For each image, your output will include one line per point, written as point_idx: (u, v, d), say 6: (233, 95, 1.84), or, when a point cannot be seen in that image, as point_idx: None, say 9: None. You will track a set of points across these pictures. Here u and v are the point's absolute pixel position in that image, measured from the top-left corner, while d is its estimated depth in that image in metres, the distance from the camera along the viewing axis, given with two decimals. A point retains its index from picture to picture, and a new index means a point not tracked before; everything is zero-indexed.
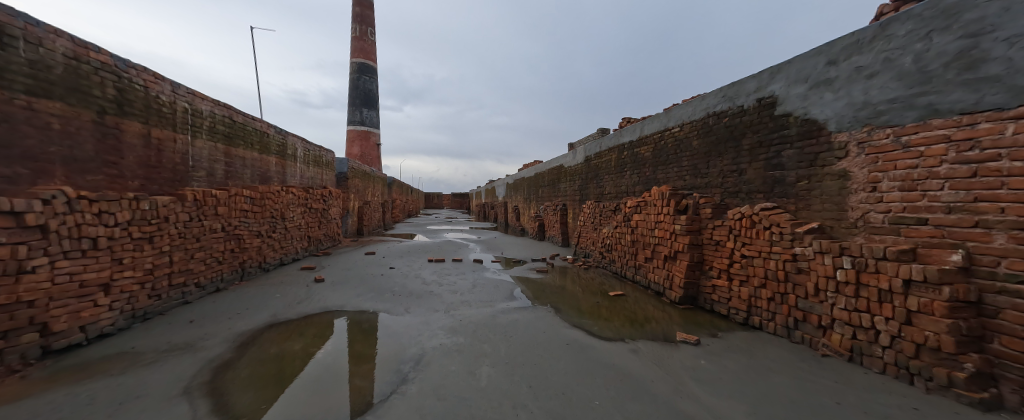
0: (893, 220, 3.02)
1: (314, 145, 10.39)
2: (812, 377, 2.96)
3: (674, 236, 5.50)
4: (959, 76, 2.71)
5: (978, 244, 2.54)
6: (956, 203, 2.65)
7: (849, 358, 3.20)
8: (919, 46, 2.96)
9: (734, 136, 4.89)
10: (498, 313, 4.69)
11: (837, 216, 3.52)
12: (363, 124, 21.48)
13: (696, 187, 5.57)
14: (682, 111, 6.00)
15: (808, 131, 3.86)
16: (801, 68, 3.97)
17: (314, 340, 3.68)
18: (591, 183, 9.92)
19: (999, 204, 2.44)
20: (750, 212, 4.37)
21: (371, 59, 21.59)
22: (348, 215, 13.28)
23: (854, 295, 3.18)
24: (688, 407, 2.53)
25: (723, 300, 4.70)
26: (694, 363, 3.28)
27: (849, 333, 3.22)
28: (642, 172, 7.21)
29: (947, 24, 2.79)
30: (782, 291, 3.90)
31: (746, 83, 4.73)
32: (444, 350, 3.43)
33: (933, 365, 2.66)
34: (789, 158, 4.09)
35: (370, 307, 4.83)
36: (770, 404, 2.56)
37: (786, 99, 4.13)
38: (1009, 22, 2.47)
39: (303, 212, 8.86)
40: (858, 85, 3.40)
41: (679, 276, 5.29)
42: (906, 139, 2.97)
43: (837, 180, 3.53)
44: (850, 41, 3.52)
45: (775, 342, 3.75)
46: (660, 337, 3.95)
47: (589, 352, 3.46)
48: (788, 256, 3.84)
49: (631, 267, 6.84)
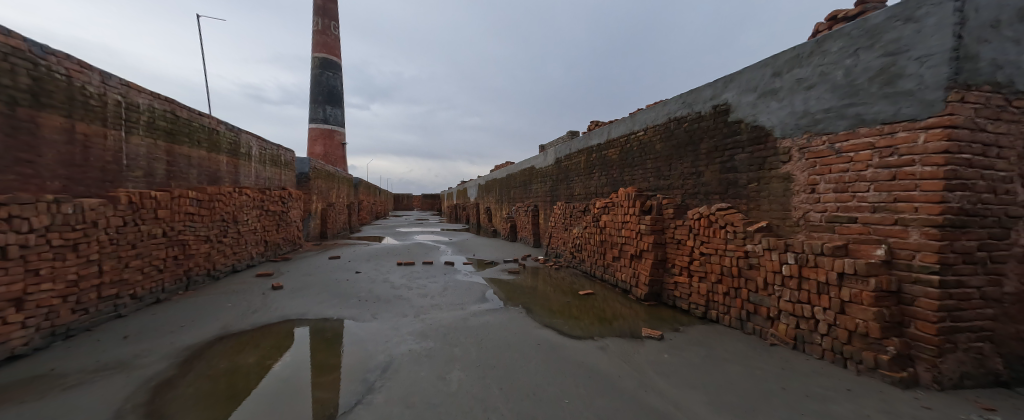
0: (829, 219, 3.32)
1: (272, 144, 9.78)
2: (762, 365, 3.19)
3: (639, 235, 5.72)
4: (881, 90, 3.02)
5: (897, 239, 2.83)
6: (880, 203, 2.95)
7: (793, 346, 3.48)
8: (848, 62, 3.28)
9: (692, 140, 5.18)
10: (469, 316, 4.64)
11: (782, 216, 3.81)
12: (327, 122, 20.56)
13: (660, 188, 5.83)
14: (646, 116, 6.27)
15: (757, 137, 4.16)
16: (750, 78, 4.28)
17: (271, 351, 3.45)
18: (562, 184, 10.10)
19: (914, 204, 2.74)
20: (707, 211, 4.64)
21: (335, 55, 20.71)
22: (310, 218, 12.69)
23: (798, 288, 3.46)
24: (652, 400, 2.63)
25: (684, 296, 4.96)
26: (658, 357, 3.42)
27: (794, 322, 3.50)
28: (609, 174, 7.44)
29: (870, 43, 3.12)
30: (736, 285, 4.17)
31: (703, 90, 5.02)
32: (412, 356, 3.33)
33: (863, 349, 2.94)
34: (741, 161, 4.38)
35: (334, 314, 4.61)
36: (726, 392, 2.72)
37: (738, 107, 4.43)
38: (919, 43, 2.80)
39: (258, 214, 8.31)
40: (799, 95, 3.71)
41: (644, 274, 5.51)
42: (839, 145, 3.27)
43: (782, 182, 3.83)
44: (792, 55, 3.84)
45: (730, 334, 4.01)
46: (627, 333, 4.09)
47: (560, 351, 3.50)
48: (741, 253, 4.11)
49: (600, 266, 7.04)
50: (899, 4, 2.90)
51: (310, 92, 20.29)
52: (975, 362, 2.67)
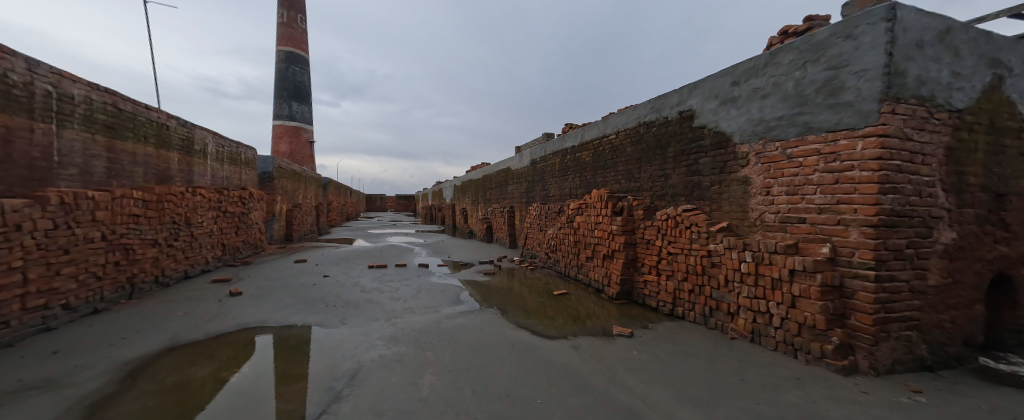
0: (781, 220, 3.56)
1: (230, 141, 9.20)
2: (723, 358, 3.36)
3: (611, 236, 5.87)
4: (825, 100, 3.28)
5: (839, 238, 3.08)
6: (825, 205, 3.19)
7: (751, 339, 3.70)
8: (798, 74, 3.54)
9: (660, 144, 5.39)
10: (442, 319, 4.58)
11: (741, 216, 4.04)
12: (293, 119, 19.61)
13: (630, 190, 6.01)
14: (617, 120, 6.46)
15: (719, 142, 4.39)
16: (712, 86, 4.51)
17: (227, 362, 3.24)
18: (537, 185, 10.19)
19: (853, 206, 2.99)
20: (674, 213, 4.83)
21: (302, 49, 19.82)
22: (274, 220, 12.05)
23: (755, 284, 3.67)
24: (621, 396, 2.70)
25: (653, 294, 5.14)
26: (627, 354, 3.52)
27: (751, 317, 3.72)
28: (583, 176, 7.59)
29: (817, 57, 3.37)
30: (700, 283, 4.37)
31: (669, 97, 5.24)
32: (382, 362, 3.24)
33: (811, 340, 3.17)
34: (704, 165, 4.60)
35: (298, 321, 4.40)
36: (690, 386, 2.84)
37: (702, 113, 4.66)
38: (857, 59, 3.07)
39: (215, 216, 7.79)
40: (755, 104, 3.95)
41: (615, 273, 5.67)
42: (791, 151, 3.52)
43: (740, 185, 4.06)
44: (750, 65, 4.09)
45: (695, 329, 4.20)
46: (599, 332, 4.18)
47: (534, 352, 3.53)
48: (704, 252, 4.32)
49: (574, 266, 7.16)
50: (840, 22, 3.16)
51: (274, 87, 19.29)
52: (905, 348, 2.94)
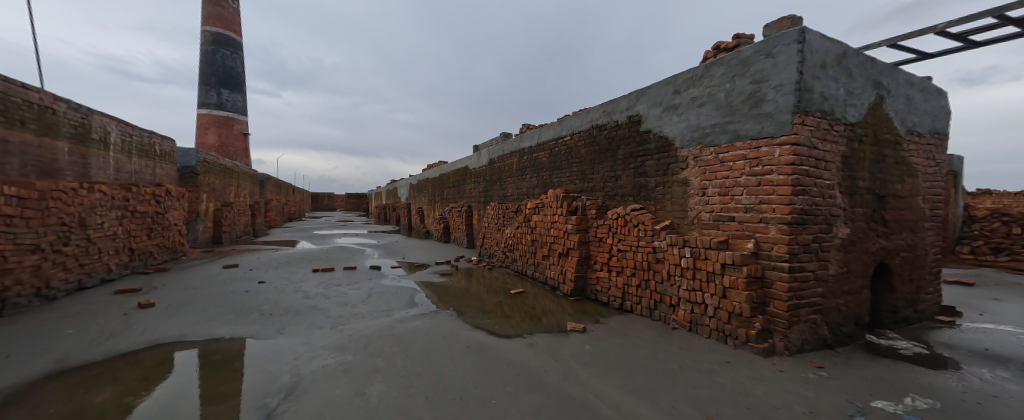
0: (715, 218, 3.91)
1: (140, 131, 8.07)
2: (666, 347, 3.61)
3: (566, 234, 6.05)
4: (750, 111, 3.65)
5: (761, 234, 3.45)
6: (751, 205, 3.56)
7: (689, 328, 4.02)
8: (729, 86, 3.90)
9: (611, 147, 5.66)
10: (395, 323, 4.41)
11: (681, 215, 4.37)
12: (222, 108, 17.71)
13: (584, 190, 6.24)
14: (572, 121, 6.67)
15: (663, 146, 4.70)
16: (657, 94, 4.83)
17: (136, 385, 2.85)
18: (495, 185, 10.19)
19: (772, 205, 3.36)
20: (623, 212, 5.10)
21: (233, 31, 17.95)
22: (198, 220, 10.81)
23: (692, 278, 3.99)
24: (570, 389, 2.80)
25: (604, 289, 5.38)
26: (578, 349, 3.65)
27: (689, 308, 4.04)
28: (540, 176, 7.74)
29: (744, 71, 3.75)
30: (646, 277, 4.66)
31: (619, 102, 5.52)
32: (325, 373, 3.03)
33: (738, 326, 3.51)
34: (650, 167, 4.91)
35: (228, 333, 3.99)
36: (635, 375, 3.01)
37: (648, 118, 4.96)
38: (775, 75, 3.45)
39: (119, 216, 6.80)
40: (693, 111, 4.29)
41: (570, 271, 5.85)
42: (722, 156, 3.87)
43: (681, 186, 4.39)
44: (688, 76, 4.43)
45: (642, 322, 4.47)
46: (553, 329, 4.28)
47: (490, 351, 3.54)
48: (650, 249, 4.61)
49: (531, 265, 7.27)
50: (762, 41, 3.54)
51: (199, 72, 17.27)
52: (811, 330, 3.38)
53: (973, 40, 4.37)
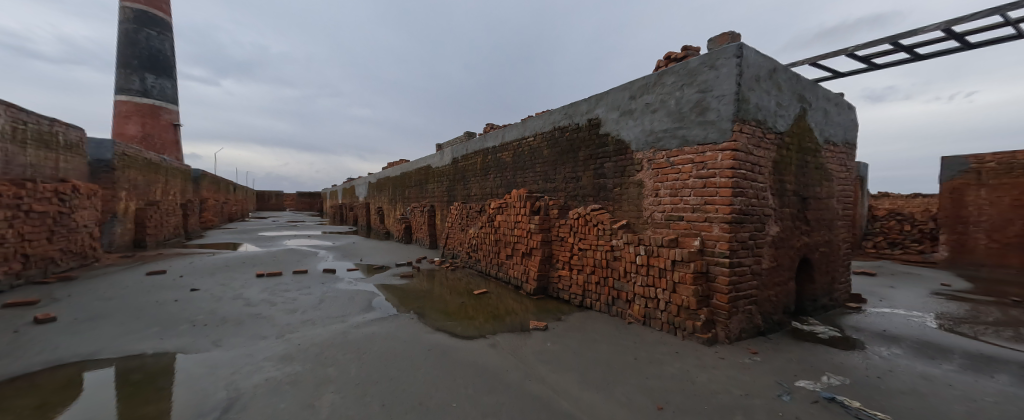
0: (666, 217, 4.16)
1: (37, 118, 7.00)
2: (623, 341, 3.79)
3: (529, 234, 6.14)
4: (696, 118, 3.93)
5: (706, 232, 3.73)
6: (697, 205, 3.83)
7: (643, 322, 4.25)
8: (678, 94, 4.17)
9: (573, 149, 5.82)
10: (350, 329, 4.22)
11: (637, 215, 4.60)
12: (147, 95, 15.88)
13: (547, 190, 6.36)
14: (535, 122, 6.77)
15: (620, 149, 4.92)
16: (615, 99, 5.05)
17: (32, 413, 2.48)
18: (458, 184, 10.08)
19: (715, 206, 3.65)
20: (584, 212, 5.26)
21: (160, 10, 16.13)
22: (115, 221, 9.59)
23: (647, 274, 4.22)
24: (530, 387, 2.85)
25: (566, 287, 5.53)
26: (539, 347, 3.72)
27: (643, 303, 4.27)
28: (504, 176, 7.78)
29: (691, 81, 4.03)
30: (605, 275, 4.84)
31: (580, 105, 5.70)
32: (269, 386, 2.83)
33: (686, 319, 3.77)
34: (608, 168, 5.12)
35: (154, 348, 3.59)
36: (592, 370, 3.14)
37: (606, 122, 5.17)
38: (717, 85, 3.74)
39: (8, 217, 5.84)
40: (647, 117, 4.54)
41: (533, 270, 5.94)
42: (673, 159, 4.13)
43: (636, 187, 4.62)
44: (642, 83, 4.67)
45: (600, 317, 4.65)
46: (515, 328, 4.33)
47: (451, 354, 3.50)
48: (608, 247, 4.80)
49: (494, 265, 7.28)
50: (706, 54, 3.84)
51: (117, 54, 15.34)
52: (748, 319, 3.71)
53: (875, 63, 5.04)
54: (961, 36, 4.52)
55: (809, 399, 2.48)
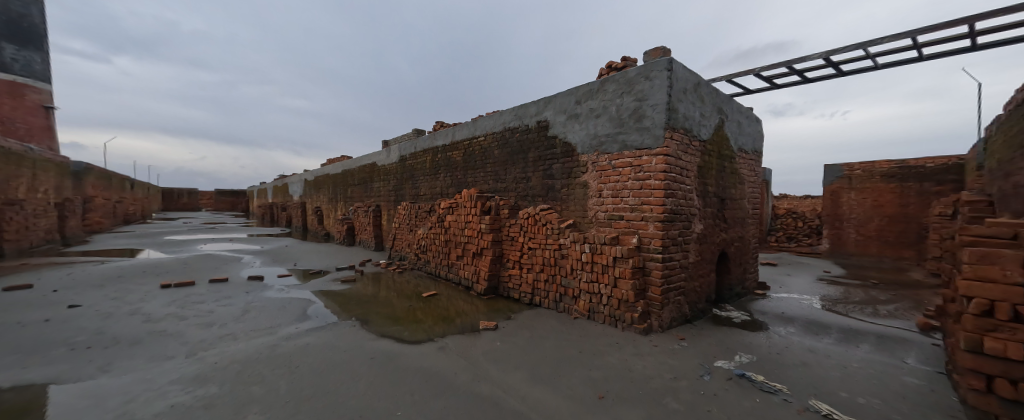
0: (609, 216, 4.41)
1: None
2: (569, 336, 3.95)
3: (480, 234, 6.12)
4: (634, 124, 4.22)
5: (643, 230, 4.02)
6: (635, 205, 4.12)
7: (588, 317, 4.46)
8: (618, 101, 4.44)
9: (522, 149, 5.92)
10: (282, 341, 3.87)
11: (582, 215, 4.81)
12: (6, 70, 13.06)
13: (498, 190, 6.39)
14: (485, 122, 6.76)
15: (567, 151, 5.12)
16: (562, 102, 5.24)
17: None
18: (406, 183, 9.74)
19: (651, 206, 3.96)
20: (534, 211, 5.37)
21: None
22: None
23: (591, 271, 4.44)
24: (476, 388, 2.85)
25: (516, 286, 5.60)
26: (488, 347, 3.73)
27: (588, 298, 4.48)
28: (454, 175, 7.67)
29: (630, 89, 4.31)
30: (553, 272, 5.00)
31: (529, 107, 5.81)
32: (178, 413, 2.49)
33: (625, 311, 4.04)
34: (556, 170, 5.29)
35: (18, 380, 2.96)
36: (539, 366, 3.22)
37: (554, 124, 5.33)
38: (652, 95, 4.06)
39: None
40: (591, 121, 4.77)
41: (484, 270, 5.93)
42: (614, 162, 4.39)
43: (582, 188, 4.84)
44: (587, 89, 4.90)
45: (549, 314, 4.79)
46: (464, 329, 4.29)
47: (396, 360, 3.38)
48: (556, 246, 4.96)
49: (444, 266, 7.15)
50: (642, 65, 4.14)
51: None
52: (677, 309, 4.08)
53: (775, 83, 5.83)
54: (837, 65, 5.39)
55: (725, 377, 2.80)
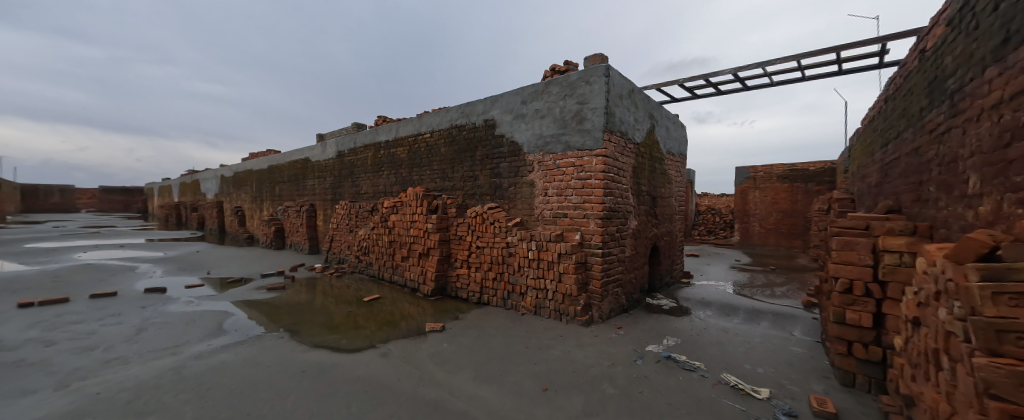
0: (554, 214, 4.59)
1: None
2: (516, 332, 4.04)
3: (426, 234, 5.97)
4: (576, 126, 4.43)
5: (585, 227, 4.26)
6: (578, 203, 4.34)
7: (535, 312, 4.60)
8: (561, 103, 4.62)
9: (470, 147, 5.89)
10: (194, 361, 3.42)
11: (529, 213, 4.94)
12: None
13: (445, 189, 6.29)
14: (431, 119, 6.61)
15: (513, 150, 5.21)
16: (508, 102, 5.31)
17: None
18: (345, 181, 9.14)
19: (592, 204, 4.20)
20: (481, 210, 5.37)
21: None
22: None
23: (537, 267, 4.59)
24: (421, 393, 2.79)
25: (464, 286, 5.57)
26: (434, 349, 3.67)
27: (535, 294, 4.62)
28: (398, 173, 7.38)
29: (572, 92, 4.52)
30: (501, 270, 5.06)
31: (476, 105, 5.80)
32: None
33: (569, 305, 4.24)
34: (503, 168, 5.35)
35: None
36: (486, 364, 3.25)
37: (501, 124, 5.39)
38: (592, 99, 4.30)
39: None
40: (536, 122, 4.90)
41: (430, 270, 5.81)
42: (558, 162, 4.58)
43: (528, 187, 4.97)
44: (532, 90, 5.02)
45: (497, 312, 4.84)
46: (410, 333, 4.16)
47: (333, 371, 3.18)
48: (503, 244, 5.02)
49: (388, 267, 6.86)
50: (583, 70, 4.37)
51: None
52: (615, 300, 4.39)
53: (695, 93, 6.50)
54: (743, 80, 6.17)
55: (655, 360, 3.08)
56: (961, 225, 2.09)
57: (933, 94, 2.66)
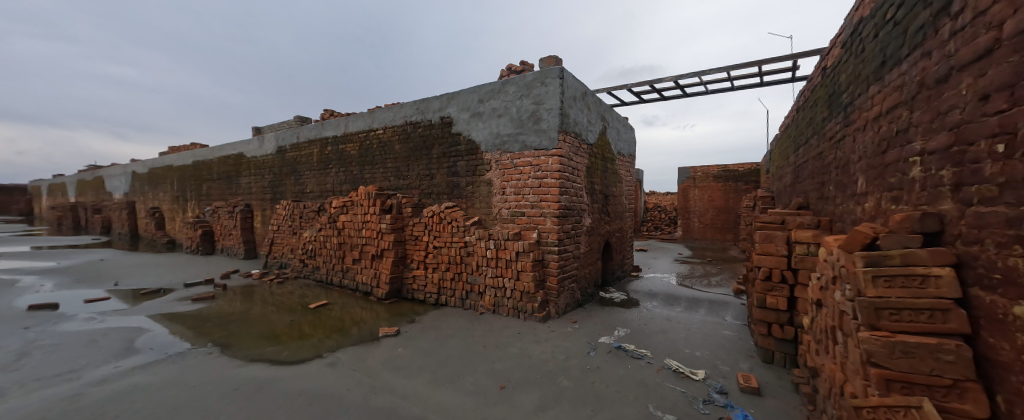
0: (512, 213, 4.63)
1: None
2: (474, 332, 4.03)
3: (380, 235, 5.72)
4: (533, 126, 4.51)
5: (541, 225, 4.35)
6: (534, 201, 4.42)
7: (494, 310, 4.62)
8: (518, 103, 4.67)
9: (425, 145, 5.75)
10: (102, 386, 2.98)
11: (487, 212, 4.94)
12: None
13: (399, 188, 6.08)
14: (384, 115, 6.34)
15: (470, 149, 5.17)
16: (465, 100, 5.26)
17: None
18: (286, 179, 8.47)
19: (548, 202, 4.31)
20: (438, 210, 5.26)
21: None
22: None
23: (496, 266, 4.61)
24: (374, 401, 2.69)
25: (420, 287, 5.43)
26: (387, 354, 3.54)
27: (493, 292, 4.64)
28: (348, 171, 7.00)
29: (528, 93, 4.59)
30: (459, 270, 5.01)
31: (432, 102, 5.67)
32: None
33: (527, 302, 4.31)
34: (461, 167, 5.29)
35: None
36: (443, 366, 3.21)
37: (458, 121, 5.32)
38: (547, 100, 4.40)
39: None
40: (493, 120, 4.91)
41: (384, 273, 5.58)
42: (515, 161, 4.63)
43: (486, 186, 4.96)
44: (489, 89, 5.02)
45: (455, 312, 4.79)
46: (362, 339, 3.98)
47: (275, 385, 2.95)
48: (461, 244, 4.97)
49: (338, 271, 6.49)
50: (539, 72, 4.46)
51: None
52: (571, 296, 4.55)
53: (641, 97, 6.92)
54: (683, 87, 6.67)
55: (606, 350, 3.25)
56: (852, 219, 2.45)
57: (832, 106, 3.08)
